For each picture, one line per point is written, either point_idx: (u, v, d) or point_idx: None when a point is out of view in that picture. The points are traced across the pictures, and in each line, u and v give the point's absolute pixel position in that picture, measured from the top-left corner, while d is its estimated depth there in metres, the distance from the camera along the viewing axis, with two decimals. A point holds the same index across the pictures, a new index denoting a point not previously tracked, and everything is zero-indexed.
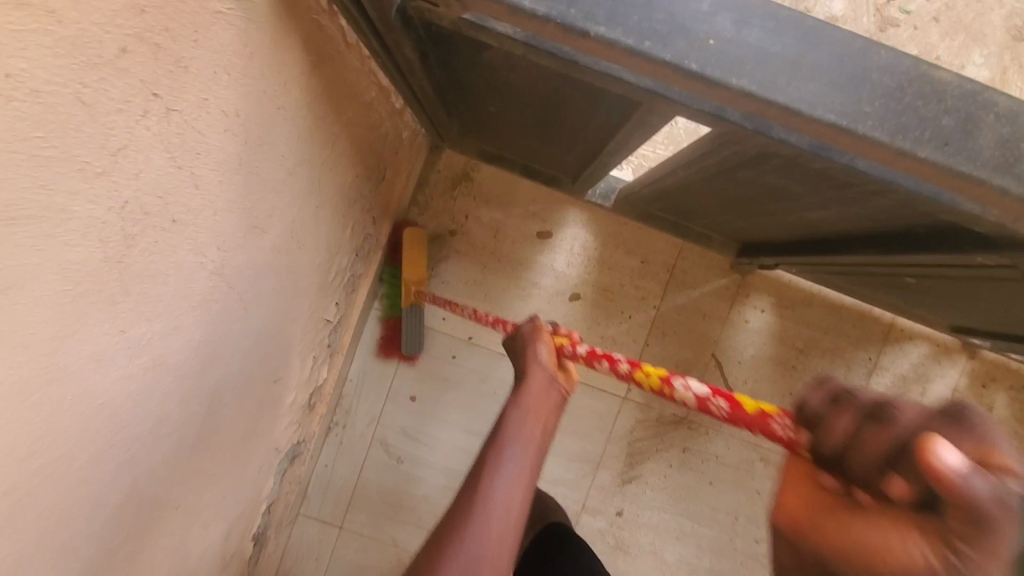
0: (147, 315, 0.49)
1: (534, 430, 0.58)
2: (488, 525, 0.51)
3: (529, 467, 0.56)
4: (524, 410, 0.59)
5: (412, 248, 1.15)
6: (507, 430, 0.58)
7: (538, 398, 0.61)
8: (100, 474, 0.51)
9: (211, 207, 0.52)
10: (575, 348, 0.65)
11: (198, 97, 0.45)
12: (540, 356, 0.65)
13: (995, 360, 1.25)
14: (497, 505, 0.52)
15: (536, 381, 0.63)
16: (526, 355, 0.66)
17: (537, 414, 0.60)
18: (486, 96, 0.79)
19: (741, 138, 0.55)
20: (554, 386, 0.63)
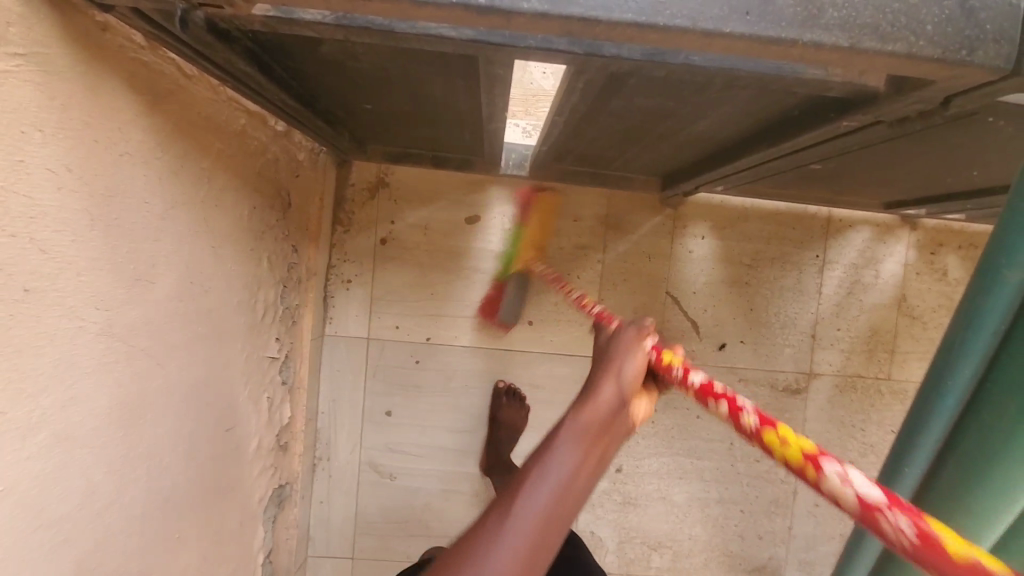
0: (29, 392, 0.47)
1: (601, 437, 0.48)
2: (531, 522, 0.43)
3: (579, 484, 0.46)
4: (586, 421, 0.49)
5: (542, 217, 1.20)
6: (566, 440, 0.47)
7: (610, 411, 0.50)
8: (30, 561, 0.49)
9: (71, 268, 0.50)
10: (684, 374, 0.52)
11: (11, 159, 0.43)
12: (626, 369, 0.53)
13: (938, 227, 1.26)
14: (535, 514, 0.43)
15: (609, 394, 0.51)
16: (608, 360, 0.55)
17: (602, 428, 0.48)
18: (354, 94, 0.78)
19: (583, 67, 0.55)
20: (627, 408, 0.51)
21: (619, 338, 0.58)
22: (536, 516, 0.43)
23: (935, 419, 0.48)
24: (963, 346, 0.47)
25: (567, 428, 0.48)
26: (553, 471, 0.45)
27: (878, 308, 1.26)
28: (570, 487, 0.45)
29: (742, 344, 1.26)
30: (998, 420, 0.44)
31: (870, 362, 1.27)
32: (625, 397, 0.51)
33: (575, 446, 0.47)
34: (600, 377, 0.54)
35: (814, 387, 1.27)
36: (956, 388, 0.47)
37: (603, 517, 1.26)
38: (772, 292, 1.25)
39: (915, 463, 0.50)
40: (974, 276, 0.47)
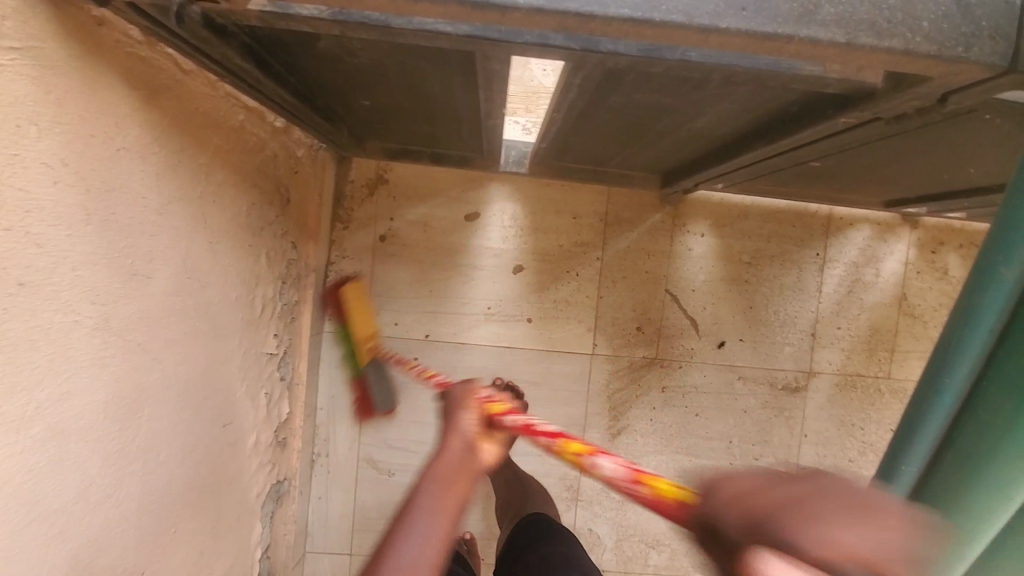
0: (24, 385, 0.47)
1: (450, 493, 0.52)
2: None
3: (432, 542, 0.49)
4: (434, 479, 0.52)
5: (355, 303, 1.12)
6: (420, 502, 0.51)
7: (454, 466, 0.53)
8: (25, 554, 0.49)
9: (67, 263, 0.50)
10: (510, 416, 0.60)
11: (6, 153, 0.43)
12: (463, 422, 0.57)
13: (939, 225, 1.26)
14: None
15: (455, 445, 0.55)
16: (449, 416, 0.59)
17: (449, 483, 0.52)
18: (351, 90, 0.78)
19: (579, 63, 0.54)
20: (473, 455, 0.55)
21: (451, 393, 0.64)
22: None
23: (934, 417, 0.48)
24: (959, 345, 0.47)
25: (420, 496, 0.51)
26: (412, 536, 0.49)
27: (878, 307, 1.26)
28: (429, 546, 0.49)
29: (742, 343, 1.25)
30: (996, 413, 0.46)
31: (870, 361, 1.27)
32: (470, 442, 0.56)
33: (432, 508, 0.50)
34: (443, 436, 0.57)
35: (813, 385, 1.27)
36: (952, 386, 0.48)
37: (601, 514, 1.26)
38: (772, 291, 1.25)
39: (914, 462, 0.50)
40: (971, 275, 0.47)
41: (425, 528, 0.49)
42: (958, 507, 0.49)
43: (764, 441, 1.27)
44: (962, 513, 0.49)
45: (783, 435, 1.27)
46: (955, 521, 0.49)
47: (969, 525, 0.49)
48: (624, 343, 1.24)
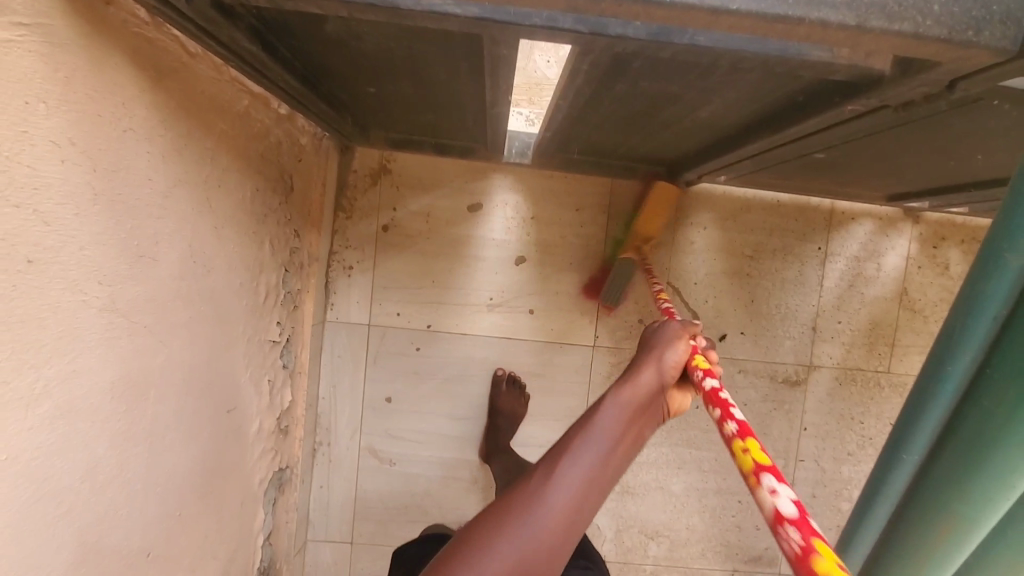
0: (32, 362, 0.47)
1: (635, 419, 0.57)
2: (587, 459, 0.52)
3: (620, 445, 0.54)
4: (634, 395, 0.59)
5: (657, 206, 1.17)
6: (612, 408, 0.57)
7: (647, 394, 0.60)
8: (30, 533, 0.49)
9: (75, 242, 0.50)
10: (705, 378, 0.61)
11: (15, 130, 0.43)
12: (668, 357, 0.65)
13: (940, 220, 1.26)
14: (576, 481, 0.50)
15: (652, 374, 0.62)
16: (653, 350, 0.66)
17: (642, 405, 0.59)
18: (357, 76, 0.77)
19: (587, 47, 0.54)
20: (663, 389, 0.62)
21: (658, 336, 0.69)
22: (581, 477, 0.50)
23: (936, 405, 0.51)
24: (961, 334, 0.49)
25: (606, 413, 0.56)
26: (598, 442, 0.53)
27: (878, 301, 1.26)
28: (609, 457, 0.53)
29: (743, 336, 1.26)
30: (997, 406, 0.46)
31: (871, 355, 1.27)
32: (663, 380, 0.62)
33: (616, 421, 0.55)
34: (641, 363, 0.65)
35: (814, 379, 1.27)
36: (956, 375, 0.50)
37: (601, 505, 1.27)
38: (774, 284, 1.25)
39: (913, 451, 0.52)
40: (976, 267, 0.49)
41: (606, 435, 0.54)
42: (954, 502, 0.49)
43: (765, 434, 1.27)
44: (961, 506, 0.48)
45: (783, 427, 1.27)
46: (953, 510, 0.49)
47: (966, 521, 0.48)
48: (626, 335, 1.24)
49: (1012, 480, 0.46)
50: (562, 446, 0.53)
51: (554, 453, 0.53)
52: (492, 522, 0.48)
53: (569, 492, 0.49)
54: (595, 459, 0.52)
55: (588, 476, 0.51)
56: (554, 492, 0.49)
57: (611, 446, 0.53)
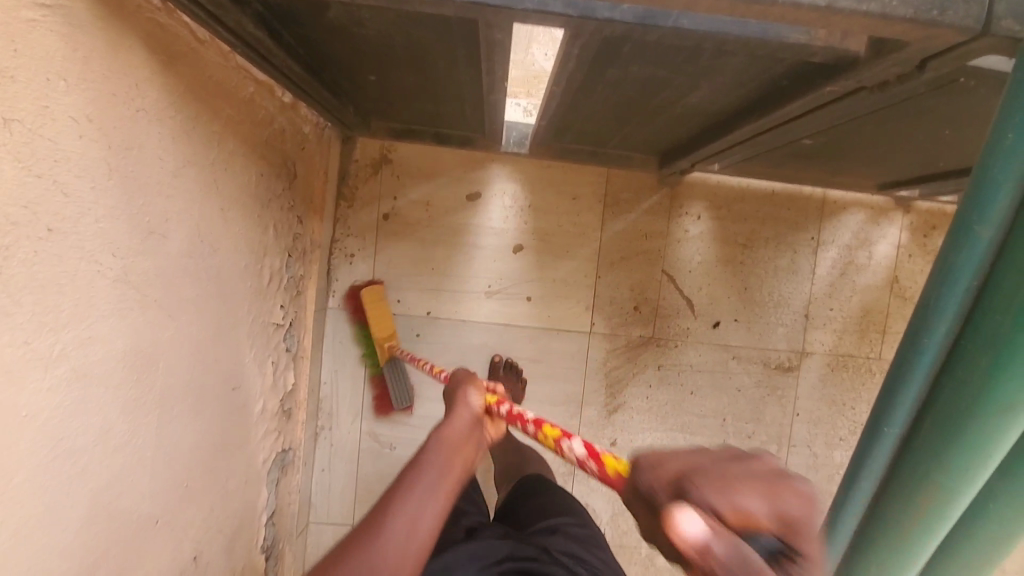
0: (51, 326, 0.50)
1: (460, 453, 0.60)
2: (410, 509, 0.53)
3: (446, 485, 0.57)
4: (449, 435, 0.62)
5: (371, 307, 1.18)
6: (433, 451, 0.59)
7: (463, 433, 0.63)
8: (47, 489, 0.52)
9: (91, 214, 0.53)
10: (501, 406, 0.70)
11: (36, 105, 0.46)
12: (469, 400, 0.69)
13: (931, 209, 1.28)
14: (393, 547, 0.51)
15: (463, 417, 0.66)
16: (456, 397, 0.70)
17: (456, 449, 0.60)
18: (358, 64, 0.80)
19: (577, 31, 0.57)
20: (475, 429, 0.65)
21: (455, 381, 0.74)
22: (402, 535, 0.52)
23: (913, 378, 0.51)
24: (936, 305, 0.50)
25: (424, 469, 0.57)
26: (424, 487, 0.55)
27: (870, 289, 1.29)
28: (438, 495, 0.55)
29: (736, 323, 1.28)
30: (970, 372, 0.47)
31: (862, 342, 1.30)
32: (472, 418, 0.66)
33: (435, 477, 0.56)
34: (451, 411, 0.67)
35: (806, 365, 1.30)
36: (932, 346, 0.50)
37: (597, 488, 1.29)
38: (767, 272, 1.28)
39: (895, 423, 0.53)
40: (949, 238, 0.50)
41: (428, 488, 0.55)
42: (934, 474, 0.49)
43: (757, 419, 1.30)
44: (941, 474, 0.49)
45: (776, 413, 1.30)
46: (937, 480, 0.49)
47: (945, 493, 0.49)
48: (621, 322, 1.27)
49: (990, 449, 0.47)
50: (384, 499, 0.54)
51: (370, 517, 0.53)
52: None
53: (389, 552, 0.51)
54: (411, 518, 0.53)
55: (424, 512, 0.54)
56: (383, 542, 0.51)
57: (426, 502, 0.54)
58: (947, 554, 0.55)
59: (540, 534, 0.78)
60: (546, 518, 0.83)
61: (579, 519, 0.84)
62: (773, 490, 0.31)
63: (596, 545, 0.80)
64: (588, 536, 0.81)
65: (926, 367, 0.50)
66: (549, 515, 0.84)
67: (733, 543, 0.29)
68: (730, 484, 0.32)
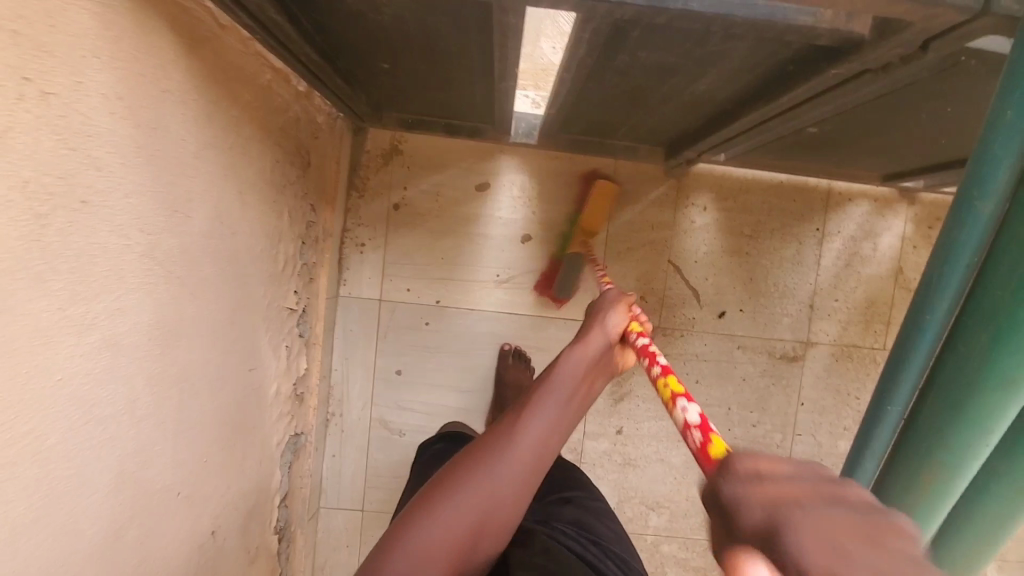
0: (84, 295, 0.52)
1: (587, 372, 0.73)
2: (532, 435, 0.66)
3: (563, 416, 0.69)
4: (583, 356, 0.74)
5: (598, 201, 1.23)
6: (565, 375, 0.71)
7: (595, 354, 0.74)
8: (79, 452, 0.54)
9: (120, 189, 0.55)
10: (637, 339, 0.74)
11: (71, 80, 0.48)
12: (610, 322, 0.78)
13: (936, 201, 1.29)
14: (522, 455, 0.65)
15: (602, 335, 0.76)
16: (601, 313, 0.79)
17: (591, 365, 0.74)
18: (372, 52, 0.82)
19: (588, 14, 0.59)
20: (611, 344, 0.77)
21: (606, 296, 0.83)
22: (526, 450, 0.65)
23: (917, 354, 0.51)
24: (938, 282, 0.50)
25: (555, 389, 0.70)
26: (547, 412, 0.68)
27: (875, 280, 1.30)
28: (557, 420, 0.69)
29: (742, 313, 1.30)
30: (972, 350, 0.48)
31: (867, 332, 1.31)
32: (610, 336, 0.77)
33: (561, 402, 0.69)
34: (592, 327, 0.78)
35: (811, 355, 1.31)
36: (933, 324, 0.51)
37: (603, 476, 1.31)
38: (772, 262, 1.29)
39: (898, 402, 0.53)
40: (949, 217, 0.50)
41: (551, 412, 0.68)
42: (938, 448, 0.51)
43: (762, 408, 1.31)
44: (943, 453, 0.51)
45: (780, 403, 1.31)
46: (939, 458, 0.51)
47: (951, 466, 0.51)
48: None
49: (991, 425, 0.49)
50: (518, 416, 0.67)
51: (508, 422, 0.68)
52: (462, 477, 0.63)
53: (517, 463, 0.64)
54: (540, 436, 0.66)
55: (544, 436, 0.67)
56: (514, 452, 0.65)
57: (551, 426, 0.67)
58: (948, 534, 0.57)
59: (553, 506, 0.81)
60: (558, 491, 0.85)
61: (590, 493, 0.87)
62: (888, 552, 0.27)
63: (606, 516, 0.83)
64: (599, 507, 0.84)
65: (927, 345, 0.51)
66: (563, 488, 0.86)
67: None
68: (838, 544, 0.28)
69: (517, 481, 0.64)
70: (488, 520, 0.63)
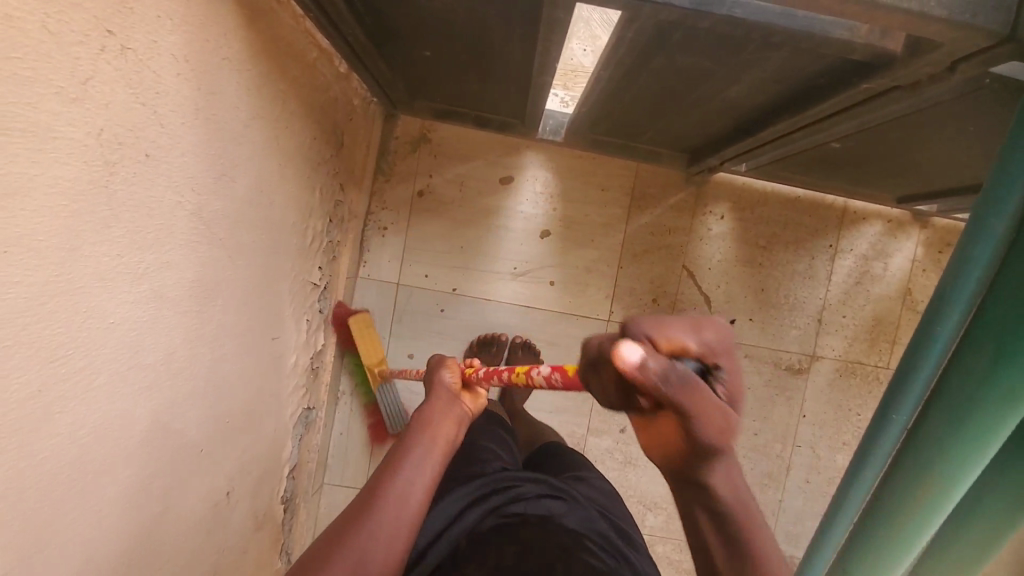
0: (140, 244, 0.54)
1: (442, 425, 0.67)
2: (391, 508, 0.57)
3: (426, 478, 0.61)
4: (430, 412, 0.68)
5: (361, 332, 1.21)
6: (416, 436, 0.64)
7: (446, 406, 0.69)
8: (121, 395, 0.56)
9: (179, 147, 0.57)
10: (479, 373, 0.73)
11: (148, 38, 0.50)
12: (448, 377, 0.73)
13: (947, 227, 1.31)
14: (384, 530, 0.56)
15: (444, 389, 0.72)
16: (436, 369, 0.75)
17: (441, 421, 0.67)
18: (416, 38, 0.85)
19: (635, 14, 0.62)
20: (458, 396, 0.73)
21: (433, 358, 0.79)
22: (387, 525, 0.56)
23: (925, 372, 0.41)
24: (951, 292, 0.42)
25: (410, 449, 0.62)
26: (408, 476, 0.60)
27: (883, 300, 1.32)
28: (418, 484, 0.60)
29: (751, 322, 1.32)
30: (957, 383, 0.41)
31: (872, 350, 1.33)
32: (455, 389, 0.72)
33: (419, 463, 0.61)
34: (433, 384, 0.73)
35: (816, 369, 1.33)
36: (945, 341, 0.41)
37: (604, 473, 1.33)
38: (784, 275, 1.31)
39: (894, 437, 0.42)
40: (960, 235, 0.45)
41: (412, 475, 0.60)
42: (935, 504, 0.37)
43: (764, 418, 1.33)
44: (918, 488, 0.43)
45: (783, 413, 1.33)
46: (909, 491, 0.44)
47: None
48: (639, 313, 1.31)
49: None
50: (369, 493, 0.58)
51: (358, 506, 0.57)
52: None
53: (378, 543, 0.55)
54: (400, 507, 0.58)
55: (405, 505, 0.58)
56: (374, 529, 0.56)
57: (412, 492, 0.59)
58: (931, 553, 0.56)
59: (566, 482, 0.82)
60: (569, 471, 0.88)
61: (599, 474, 0.90)
62: (694, 324, 0.39)
63: (614, 498, 0.86)
64: (609, 489, 0.87)
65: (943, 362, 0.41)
66: (574, 469, 0.89)
67: (666, 365, 0.36)
68: (667, 323, 0.38)
69: (379, 563, 0.55)
70: None
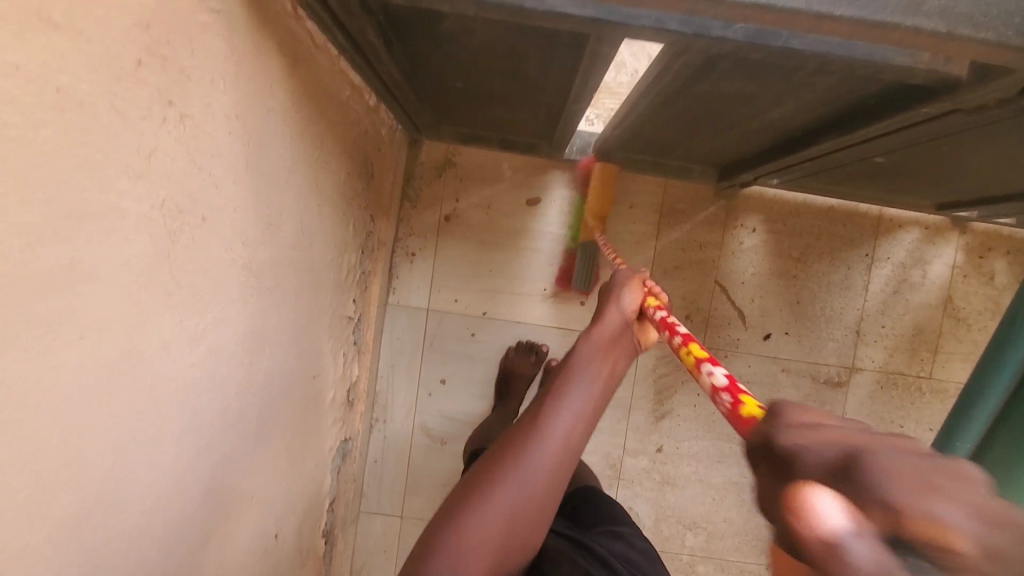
0: (199, 306, 0.54)
1: (609, 351, 0.61)
2: (559, 430, 0.54)
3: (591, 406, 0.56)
4: (598, 336, 0.63)
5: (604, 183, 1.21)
6: (584, 358, 0.60)
7: (616, 331, 0.64)
8: (183, 457, 0.56)
9: (231, 205, 0.57)
10: (658, 312, 0.66)
11: (204, 102, 0.50)
12: (625, 300, 0.68)
13: (987, 231, 1.28)
14: (553, 449, 0.53)
15: (615, 316, 0.66)
16: (611, 296, 0.69)
17: (609, 344, 0.62)
18: (450, 71, 0.84)
19: (684, 48, 0.60)
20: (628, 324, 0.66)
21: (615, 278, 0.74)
22: (557, 443, 0.53)
23: (992, 388, 0.59)
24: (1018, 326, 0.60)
25: (576, 376, 0.58)
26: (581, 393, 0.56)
27: (922, 308, 1.29)
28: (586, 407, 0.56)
29: (787, 336, 1.29)
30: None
31: (913, 360, 1.30)
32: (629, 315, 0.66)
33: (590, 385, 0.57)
34: (606, 305, 0.68)
35: (856, 381, 1.30)
36: (1012, 363, 0.59)
37: (640, 493, 1.31)
38: (820, 287, 1.29)
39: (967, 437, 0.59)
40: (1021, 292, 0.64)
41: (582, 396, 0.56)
42: None
43: None
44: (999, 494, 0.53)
45: None
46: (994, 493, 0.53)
47: None
48: None
49: None
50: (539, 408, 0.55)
51: (527, 420, 0.55)
52: (479, 493, 0.52)
53: (549, 459, 0.53)
54: (568, 431, 0.54)
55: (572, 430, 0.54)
56: (542, 451, 0.53)
57: (580, 418, 0.55)
58: None
59: (601, 537, 0.81)
60: (608, 524, 0.86)
61: (638, 532, 0.87)
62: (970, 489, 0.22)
63: (654, 559, 0.82)
64: (648, 549, 0.84)
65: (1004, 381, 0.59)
66: (613, 522, 0.87)
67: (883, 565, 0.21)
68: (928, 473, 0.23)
69: (547, 484, 0.53)
70: (521, 531, 0.52)
